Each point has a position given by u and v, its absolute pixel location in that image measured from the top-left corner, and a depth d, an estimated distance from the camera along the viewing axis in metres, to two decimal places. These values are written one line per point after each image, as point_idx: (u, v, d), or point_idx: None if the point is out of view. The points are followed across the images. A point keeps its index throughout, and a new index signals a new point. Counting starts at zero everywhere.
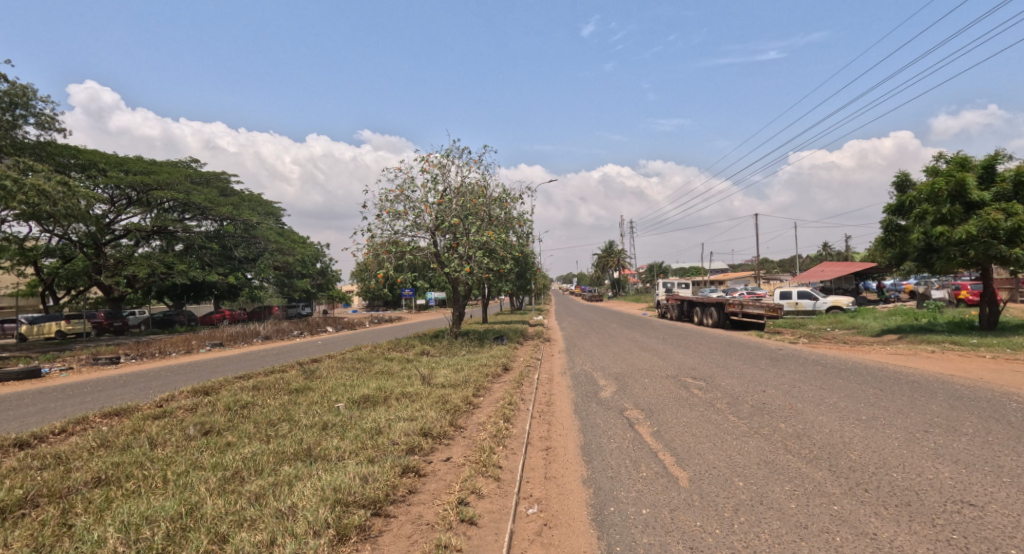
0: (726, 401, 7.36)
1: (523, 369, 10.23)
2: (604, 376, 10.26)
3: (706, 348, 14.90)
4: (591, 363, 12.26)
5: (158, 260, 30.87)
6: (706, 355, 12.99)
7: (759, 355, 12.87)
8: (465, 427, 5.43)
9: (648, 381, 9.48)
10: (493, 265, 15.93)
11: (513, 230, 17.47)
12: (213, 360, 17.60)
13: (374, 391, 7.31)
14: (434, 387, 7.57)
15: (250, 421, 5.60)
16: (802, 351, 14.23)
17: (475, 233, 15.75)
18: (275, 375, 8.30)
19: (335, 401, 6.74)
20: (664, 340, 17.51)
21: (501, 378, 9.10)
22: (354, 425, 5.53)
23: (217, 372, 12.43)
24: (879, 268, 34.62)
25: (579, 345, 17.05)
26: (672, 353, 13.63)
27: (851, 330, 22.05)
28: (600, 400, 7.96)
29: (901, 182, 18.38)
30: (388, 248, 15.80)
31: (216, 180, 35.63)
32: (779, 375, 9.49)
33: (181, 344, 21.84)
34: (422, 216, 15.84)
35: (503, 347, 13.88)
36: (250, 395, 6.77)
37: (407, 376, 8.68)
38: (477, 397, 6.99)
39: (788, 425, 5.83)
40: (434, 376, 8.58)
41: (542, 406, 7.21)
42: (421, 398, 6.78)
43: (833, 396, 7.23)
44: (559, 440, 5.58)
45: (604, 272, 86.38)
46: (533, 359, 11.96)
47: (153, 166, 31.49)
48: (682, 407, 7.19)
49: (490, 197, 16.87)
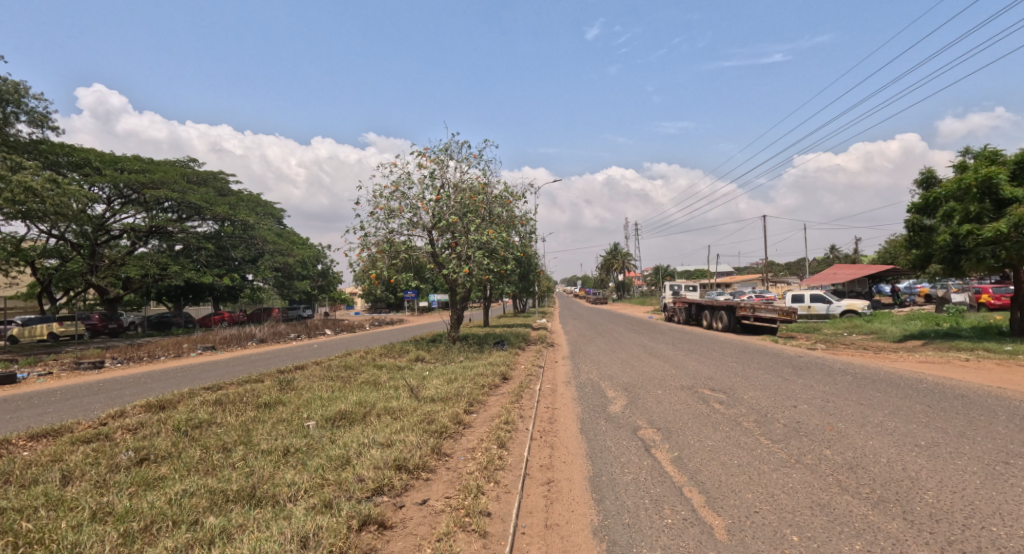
0: (755, 420, 6.45)
1: (524, 379, 9.36)
2: (613, 387, 9.35)
3: (719, 354, 13.97)
4: (598, 371, 11.38)
5: (153, 261, 30.18)
6: (722, 362, 12.06)
7: (779, 363, 11.93)
8: (450, 455, 4.58)
9: (662, 393, 8.57)
10: (493, 266, 15.05)
11: (515, 229, 16.61)
12: (200, 365, 16.77)
13: (354, 406, 6.44)
14: (422, 402, 6.69)
15: (197, 446, 4.74)
16: (824, 358, 13.27)
17: (474, 231, 14.89)
18: (248, 387, 7.42)
19: (307, 419, 5.89)
20: (674, 346, 16.57)
21: (499, 389, 8.22)
22: (320, 451, 4.68)
23: (195, 379, 11.56)
24: (894, 271, 33.54)
25: (586, 350, 16.16)
26: (684, 360, 12.68)
27: (870, 336, 21.07)
28: (609, 416, 7.05)
29: (926, 180, 17.42)
30: (383, 247, 14.99)
31: (213, 179, 34.96)
32: (807, 387, 8.56)
33: (172, 348, 21.07)
34: (419, 214, 15.01)
35: (503, 353, 12.99)
36: (210, 411, 5.91)
37: (393, 387, 7.79)
38: (469, 415, 6.11)
39: (834, 452, 4.93)
40: (425, 388, 7.70)
41: (543, 425, 6.33)
42: (405, 416, 5.90)
43: (878, 415, 6.31)
44: (564, 469, 4.71)
45: (609, 275, 85.36)
46: (535, 366, 11.09)
47: (148, 165, 30.87)
48: (705, 426, 6.28)
49: (491, 195, 16.03)
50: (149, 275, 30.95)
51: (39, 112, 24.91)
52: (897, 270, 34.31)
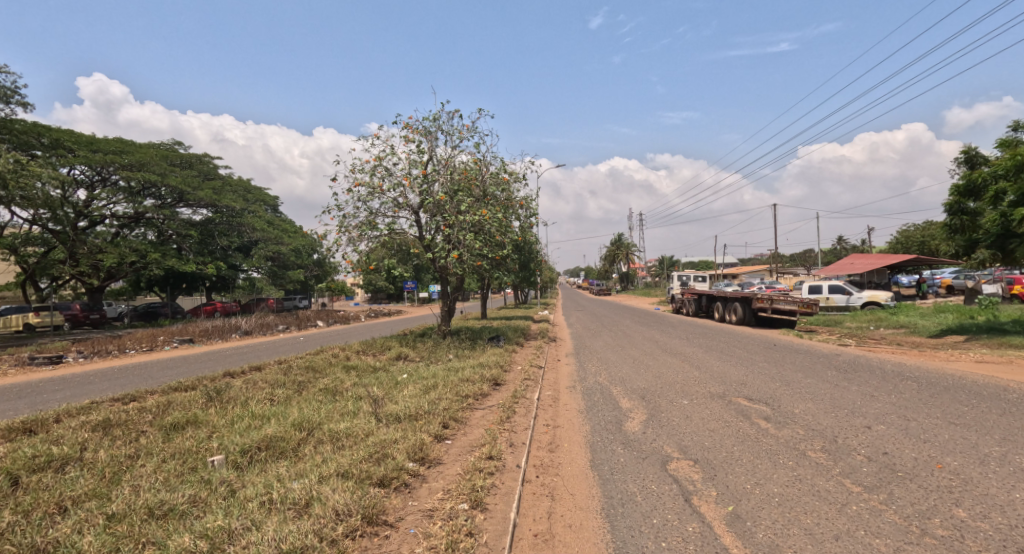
0: (824, 449, 4.82)
1: (519, 384, 7.76)
2: (627, 395, 7.76)
3: (743, 352, 12.36)
4: (607, 372, 9.79)
5: (132, 248, 28.49)
6: (749, 362, 10.47)
7: (815, 363, 10.34)
8: (394, 528, 2.97)
9: (689, 405, 6.96)
10: (488, 251, 13.43)
11: (513, 212, 14.99)
12: (166, 361, 15.16)
13: (291, 428, 4.85)
14: (382, 422, 5.09)
15: (13, 506, 3.12)
16: (863, 357, 11.63)
17: (466, 212, 13.27)
18: (163, 398, 5.79)
19: (216, 450, 4.28)
20: (688, 342, 14.95)
21: (488, 400, 6.62)
22: (197, 518, 3.07)
23: (143, 379, 10.00)
24: (916, 261, 31.85)
25: (591, 346, 14.62)
26: (705, 360, 11.07)
27: (899, 330, 19.45)
28: (626, 439, 5.44)
29: (969, 158, 15.62)
30: (360, 227, 13.40)
31: (199, 163, 33.32)
32: (869, 397, 6.93)
33: (144, 340, 19.55)
34: (403, 192, 13.39)
35: (498, 350, 11.47)
36: (81, 438, 4.29)
37: (353, 399, 6.19)
38: (440, 445, 4.50)
39: (972, 514, 3.30)
40: (392, 399, 6.10)
41: (541, 456, 4.74)
42: (350, 446, 4.30)
43: (993, 445, 4.67)
44: (570, 542, 3.12)
45: (613, 266, 83.67)
46: (534, 368, 9.48)
47: (127, 146, 29.24)
48: (757, 457, 4.67)
49: (485, 172, 14.39)
50: (130, 262, 29.35)
51: (6, 86, 23.30)
52: (919, 261, 32.64)
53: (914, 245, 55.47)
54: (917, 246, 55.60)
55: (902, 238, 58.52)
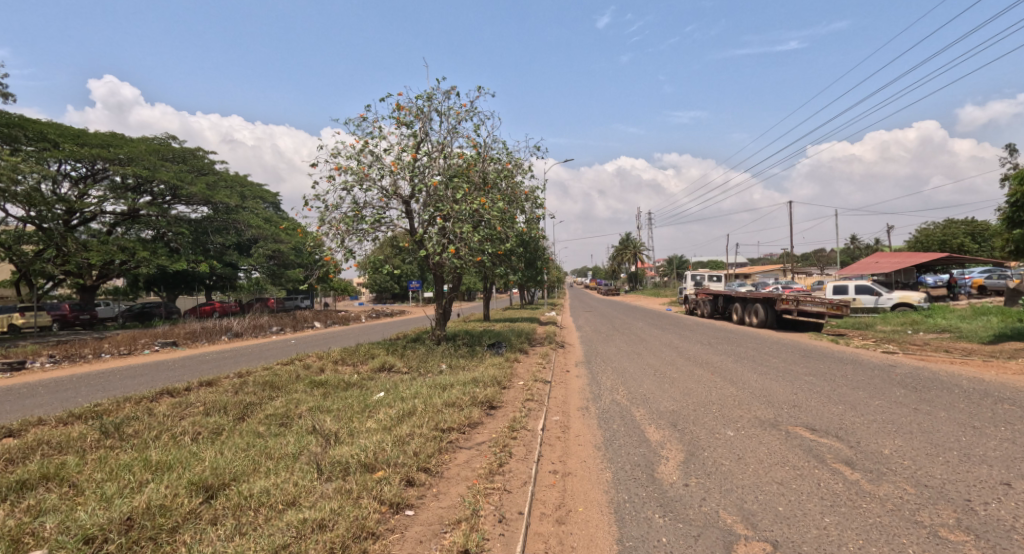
0: (968, 528, 3.24)
1: (519, 408, 6.26)
2: (654, 422, 6.24)
3: (778, 362, 10.75)
4: (625, 389, 8.29)
5: (119, 245, 26.91)
6: (791, 377, 8.89)
7: (872, 377, 8.74)
8: None
9: (737, 439, 5.41)
10: (488, 246, 11.89)
11: (517, 204, 13.42)
12: (139, 367, 13.85)
13: (185, 490, 3.32)
14: (321, 481, 3.58)
15: None
16: (920, 368, 10.01)
17: (464, 201, 11.72)
18: (36, 436, 4.27)
19: (49, 537, 2.77)
20: (711, 348, 13.37)
21: (477, 432, 5.11)
22: None
23: (82, 392, 8.56)
24: (948, 260, 29.96)
25: (604, 353, 13.14)
26: (739, 373, 9.50)
27: (942, 336, 17.72)
28: (664, 499, 3.91)
29: None
30: (345, 220, 11.97)
31: (193, 158, 31.81)
32: (977, 430, 5.31)
33: (122, 343, 18.22)
34: (392, 180, 11.89)
35: (498, 359, 10.00)
36: None
37: (297, 435, 4.68)
38: (393, 530, 2.97)
39: None
40: (349, 435, 4.59)
41: (546, 541, 3.23)
42: (254, 533, 2.78)
43: None
44: None
45: (622, 266, 81.81)
46: (539, 383, 7.98)
47: (116, 140, 27.75)
48: (876, 546, 3.08)
49: (485, 158, 12.83)
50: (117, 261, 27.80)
51: None
52: (949, 259, 30.79)
53: (935, 244, 53.25)
54: (938, 245, 53.34)
55: (921, 237, 56.42)
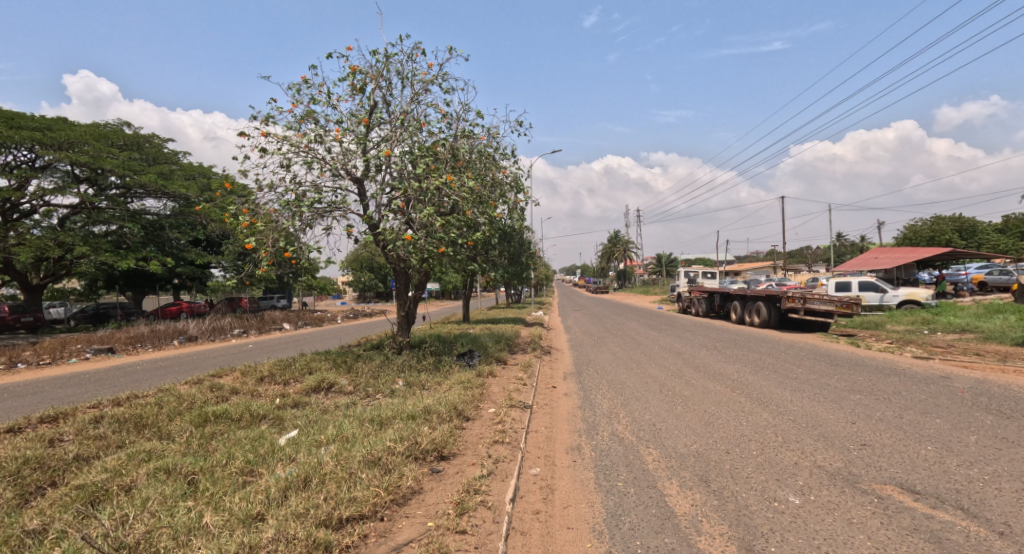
0: None
1: (483, 459, 4.34)
2: (677, 477, 4.34)
3: (804, 374, 8.95)
4: (628, 416, 6.44)
5: (54, 239, 24.05)
6: (832, 396, 7.05)
7: (931, 395, 6.94)
8: None
9: (812, 515, 3.52)
10: (458, 235, 9.83)
11: (492, 187, 11.46)
12: (53, 379, 11.73)
13: None
14: None
15: None
16: (977, 380, 8.24)
17: (429, 180, 9.62)
18: None
19: None
20: (719, 355, 11.57)
21: (401, 518, 3.15)
22: None
23: None
24: (949, 255, 28.70)
25: (596, 361, 11.35)
26: (767, 391, 7.63)
27: (963, 335, 16.16)
28: None
29: None
30: (285, 201, 9.86)
31: (148, 145, 29.37)
32: None
33: (47, 351, 16.03)
34: (341, 155, 9.68)
35: (465, 374, 8.10)
36: None
37: (73, 541, 2.66)
38: None
39: None
40: (165, 543, 2.61)
41: None
42: None
43: None
44: None
45: (611, 264, 80.46)
46: (516, 412, 6.07)
47: (57, 124, 25.31)
48: None
49: (455, 130, 10.77)
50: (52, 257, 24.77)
51: None
52: (949, 255, 29.62)
53: (922, 241, 52.78)
54: (927, 241, 52.75)
55: (909, 233, 55.90)
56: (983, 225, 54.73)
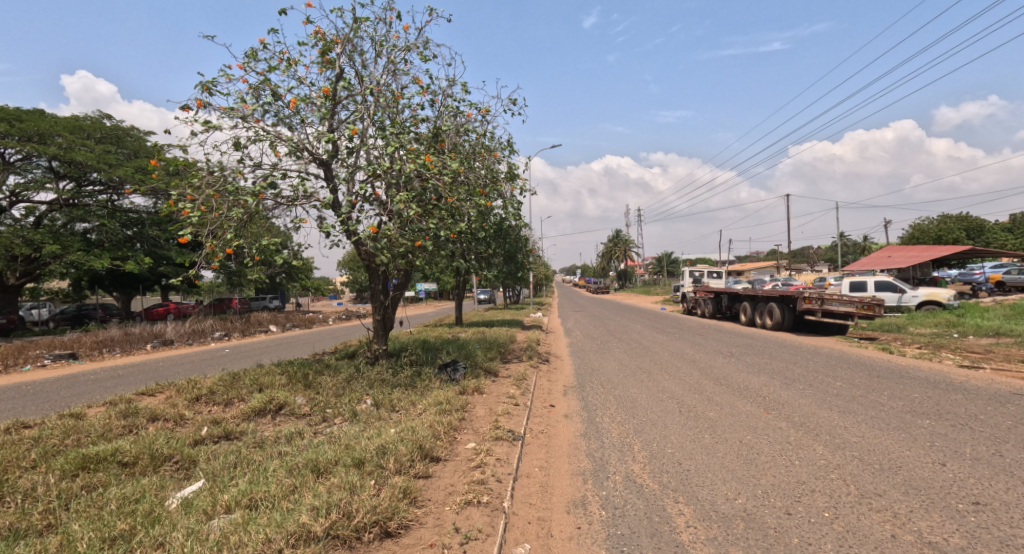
0: None
1: (446, 538, 2.98)
2: None
3: (845, 389, 7.60)
4: (644, 449, 5.08)
5: (23, 237, 22.74)
6: (895, 421, 5.71)
7: (1018, 421, 5.59)
8: None
9: None
10: (439, 226, 8.46)
11: (479, 175, 10.09)
12: None
13: None
14: None
15: None
16: None
17: (404, 161, 8.24)
18: None
19: None
20: (738, 363, 10.25)
21: None
22: None
23: None
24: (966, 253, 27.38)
25: (600, 369, 10.05)
26: (809, 411, 6.30)
27: (997, 339, 14.84)
28: None
29: None
30: (237, 185, 8.42)
31: (127, 138, 28.02)
32: None
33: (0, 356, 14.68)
34: (302, 133, 8.24)
35: (444, 390, 6.78)
36: None
37: None
38: None
39: None
40: None
41: None
42: None
43: None
44: None
45: (612, 263, 79.23)
46: (502, 448, 4.72)
47: (28, 114, 23.98)
48: None
49: (437, 108, 9.39)
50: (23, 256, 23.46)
51: None
52: (966, 253, 28.28)
53: (929, 239, 51.39)
54: (933, 240, 51.48)
55: (916, 232, 54.58)
56: (991, 224, 53.38)
